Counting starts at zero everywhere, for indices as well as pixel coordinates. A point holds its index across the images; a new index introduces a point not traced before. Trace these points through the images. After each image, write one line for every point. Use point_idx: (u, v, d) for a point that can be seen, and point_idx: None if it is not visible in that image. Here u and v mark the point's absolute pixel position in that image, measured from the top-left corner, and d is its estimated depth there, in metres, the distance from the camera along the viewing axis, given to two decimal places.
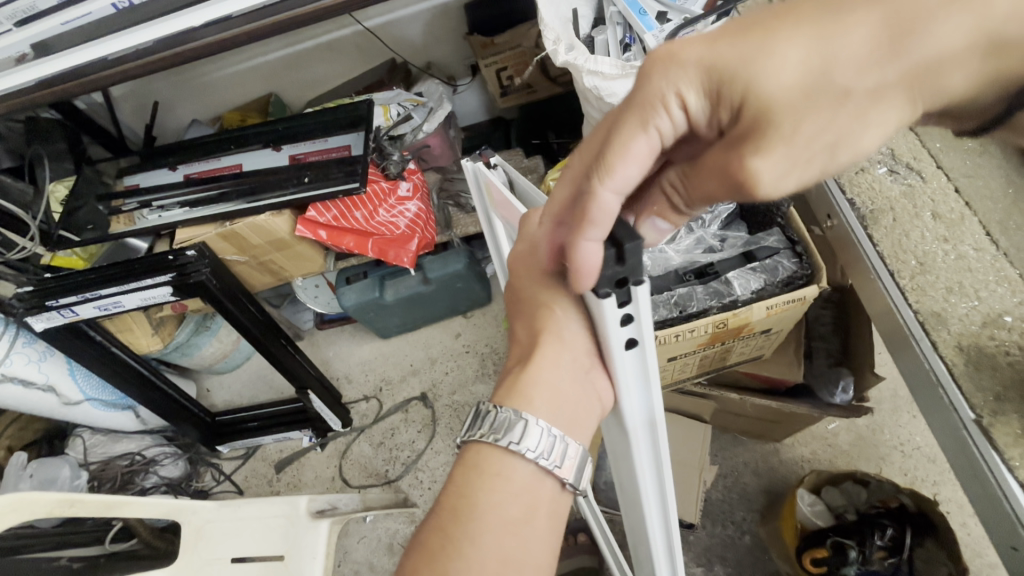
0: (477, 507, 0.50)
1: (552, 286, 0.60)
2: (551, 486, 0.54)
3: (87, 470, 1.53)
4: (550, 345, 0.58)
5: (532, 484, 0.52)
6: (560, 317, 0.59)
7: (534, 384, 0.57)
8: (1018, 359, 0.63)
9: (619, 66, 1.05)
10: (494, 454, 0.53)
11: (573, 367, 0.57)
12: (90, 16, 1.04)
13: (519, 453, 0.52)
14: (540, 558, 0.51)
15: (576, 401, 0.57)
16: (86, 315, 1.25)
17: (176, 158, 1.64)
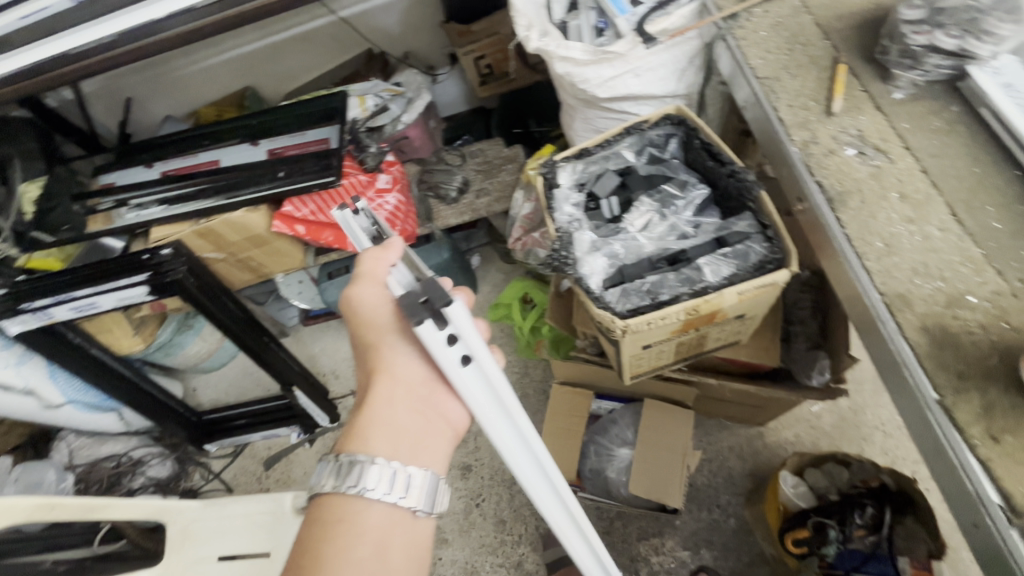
0: (327, 552, 0.55)
1: (379, 331, 0.64)
2: (401, 515, 0.59)
3: (73, 473, 1.52)
4: (385, 385, 0.62)
5: (381, 518, 0.58)
6: (390, 356, 0.63)
7: (371, 425, 0.62)
8: (980, 338, 0.64)
9: (590, 51, 1.02)
10: (340, 499, 0.58)
11: (409, 398, 0.63)
12: (47, 10, 1.00)
13: (361, 494, 0.57)
14: None
15: (419, 429, 0.63)
16: (61, 317, 1.23)
17: (151, 156, 1.61)
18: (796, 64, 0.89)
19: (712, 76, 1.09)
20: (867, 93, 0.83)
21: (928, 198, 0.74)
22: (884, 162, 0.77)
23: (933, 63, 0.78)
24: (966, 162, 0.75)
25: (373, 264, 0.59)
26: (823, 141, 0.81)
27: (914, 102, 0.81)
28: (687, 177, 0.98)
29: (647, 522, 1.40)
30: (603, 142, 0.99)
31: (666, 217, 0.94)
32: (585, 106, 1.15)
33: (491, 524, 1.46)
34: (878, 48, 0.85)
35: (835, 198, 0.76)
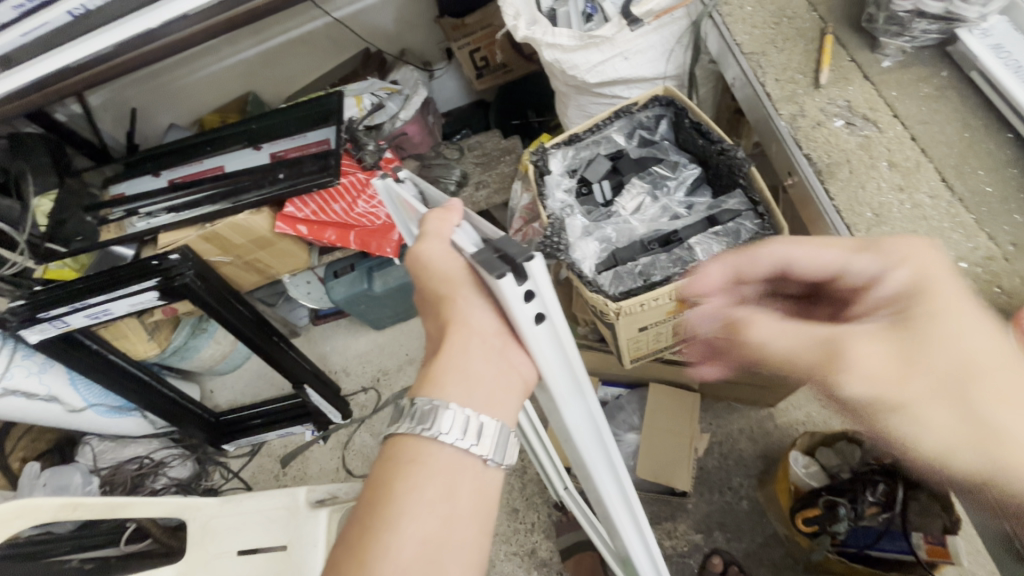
0: (396, 494, 0.51)
1: (450, 279, 0.57)
2: (474, 467, 0.53)
3: (98, 476, 1.57)
4: (457, 335, 0.55)
5: (453, 466, 0.52)
6: (463, 306, 0.56)
7: (445, 372, 0.55)
8: (972, 303, 0.64)
9: (578, 36, 1.02)
10: (413, 442, 0.53)
11: (485, 350, 0.55)
12: (46, 26, 1.00)
13: (435, 440, 0.52)
14: (469, 539, 0.51)
15: (494, 382, 0.55)
16: (78, 325, 1.26)
17: (158, 164, 1.64)
18: (783, 38, 0.88)
19: (702, 55, 1.08)
20: (855, 63, 0.83)
21: (917, 165, 0.73)
22: (873, 132, 0.77)
23: (920, 29, 0.77)
24: (957, 127, 0.75)
25: (438, 222, 0.55)
26: (810, 114, 0.80)
27: (903, 70, 0.81)
28: (677, 158, 0.98)
29: (659, 507, 1.40)
30: (593, 127, 0.99)
31: (659, 198, 0.95)
32: (577, 93, 1.15)
33: (504, 513, 1.47)
34: (866, 16, 0.84)
35: (824, 169, 0.76)
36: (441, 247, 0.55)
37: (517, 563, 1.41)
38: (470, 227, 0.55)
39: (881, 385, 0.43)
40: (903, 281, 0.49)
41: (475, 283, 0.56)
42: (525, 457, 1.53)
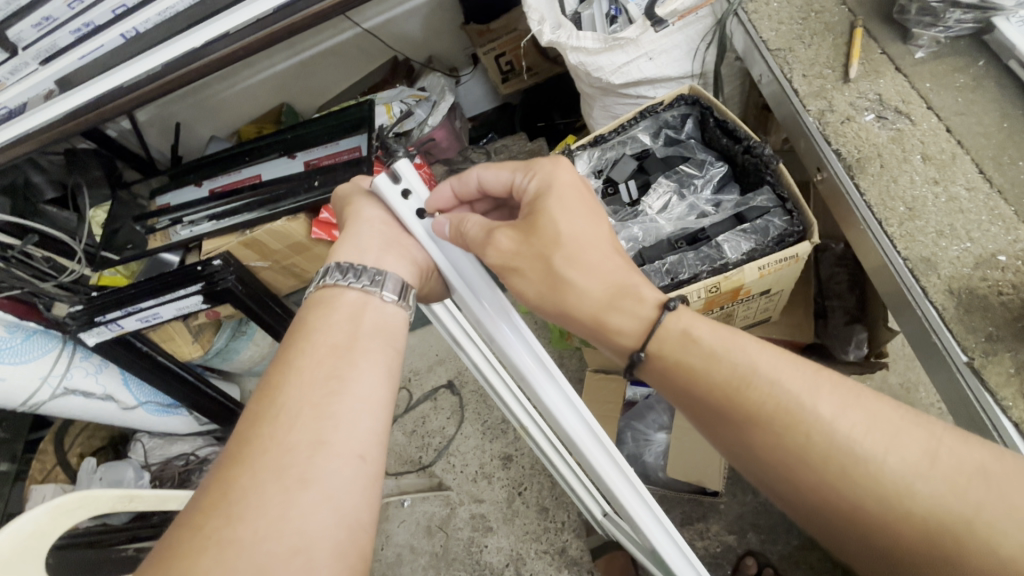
0: (307, 327, 0.61)
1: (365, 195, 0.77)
2: (374, 312, 0.64)
3: (149, 471, 1.65)
4: (351, 224, 0.73)
5: (357, 306, 0.64)
6: (356, 207, 0.75)
7: (332, 254, 0.70)
8: (1011, 297, 0.63)
9: (602, 39, 1.03)
10: (331, 290, 0.65)
11: (370, 232, 0.71)
12: (101, 49, 1.06)
13: (345, 285, 0.65)
14: (385, 361, 0.60)
15: (379, 252, 0.70)
16: (131, 327, 1.34)
17: (200, 175, 1.72)
18: (810, 32, 0.87)
19: (727, 52, 1.07)
20: (887, 55, 0.82)
21: (953, 158, 0.72)
22: (905, 125, 0.76)
23: (954, 18, 0.76)
24: (995, 118, 0.73)
25: None
26: (839, 109, 0.80)
27: (938, 60, 0.79)
28: (704, 156, 0.98)
29: (690, 507, 1.39)
30: (618, 128, 1.01)
31: (686, 197, 0.95)
32: (602, 94, 1.16)
33: (535, 512, 1.49)
34: (896, 7, 0.82)
35: (855, 164, 0.75)
36: None
37: (548, 561, 1.43)
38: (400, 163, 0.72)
39: (508, 257, 0.63)
40: (534, 188, 0.66)
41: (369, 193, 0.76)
42: None
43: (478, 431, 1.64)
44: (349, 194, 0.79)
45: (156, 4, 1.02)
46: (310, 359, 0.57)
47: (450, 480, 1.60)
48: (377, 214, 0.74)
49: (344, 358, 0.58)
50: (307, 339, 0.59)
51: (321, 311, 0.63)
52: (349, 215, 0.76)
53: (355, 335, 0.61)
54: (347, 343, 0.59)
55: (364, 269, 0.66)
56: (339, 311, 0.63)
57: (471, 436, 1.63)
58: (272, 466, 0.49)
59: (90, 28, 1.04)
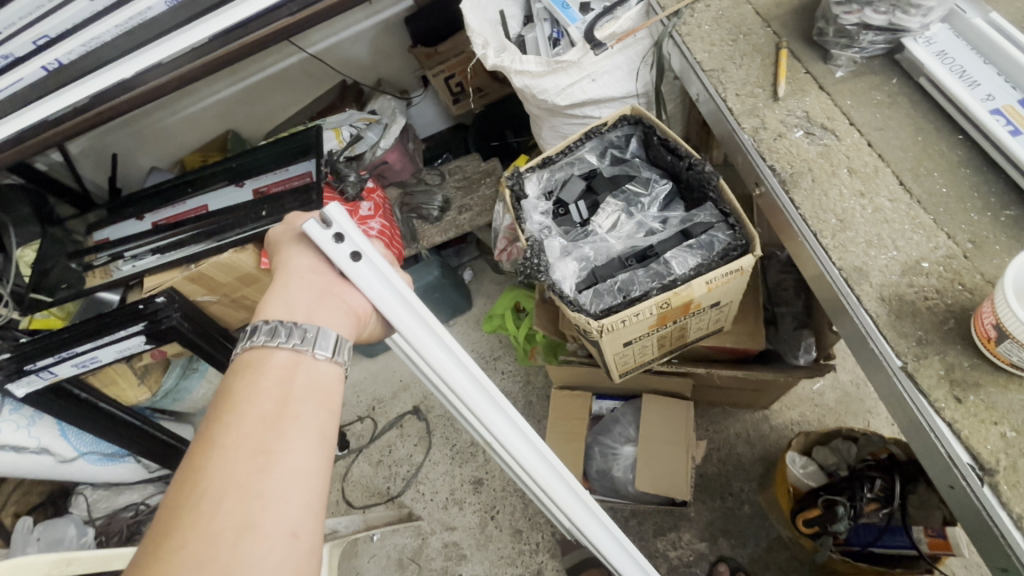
0: (233, 395, 0.56)
1: (292, 240, 0.69)
2: (307, 371, 0.59)
3: (93, 526, 1.52)
4: (279, 277, 0.66)
5: (288, 368, 0.59)
6: (285, 257, 0.68)
7: (259, 311, 0.63)
8: (937, 302, 0.67)
9: (545, 62, 1.05)
10: (257, 350, 0.59)
11: (301, 285, 0.64)
12: (21, 82, 0.97)
13: (273, 344, 0.59)
14: (318, 424, 0.56)
15: (311, 307, 0.62)
16: (66, 374, 1.20)
17: (141, 208, 1.64)
18: (740, 54, 0.91)
19: (667, 72, 1.10)
20: (811, 75, 0.86)
21: (876, 170, 0.76)
22: (831, 140, 0.80)
23: (868, 39, 0.82)
24: (910, 132, 0.78)
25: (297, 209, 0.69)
26: (771, 126, 0.83)
27: (855, 79, 0.84)
28: (648, 174, 1.00)
29: (662, 517, 1.40)
30: (565, 149, 1.02)
31: (634, 215, 0.97)
32: (550, 115, 1.17)
33: (508, 535, 1.46)
34: (816, 30, 0.88)
35: (788, 179, 0.79)
36: None
37: None
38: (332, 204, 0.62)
39: None
40: None
41: (297, 240, 0.68)
42: None
43: (447, 456, 1.60)
44: (280, 240, 0.71)
45: (79, 35, 0.93)
46: (233, 434, 0.53)
47: (420, 509, 1.55)
48: (309, 263, 0.66)
49: (273, 425, 0.54)
50: (230, 408, 0.54)
51: (246, 378, 0.57)
52: (279, 263, 0.67)
53: (283, 401, 0.56)
54: (274, 411, 0.55)
55: (296, 325, 0.60)
56: (266, 376, 0.57)
57: (440, 461, 1.58)
58: (194, 560, 0.46)
59: (9, 60, 0.95)
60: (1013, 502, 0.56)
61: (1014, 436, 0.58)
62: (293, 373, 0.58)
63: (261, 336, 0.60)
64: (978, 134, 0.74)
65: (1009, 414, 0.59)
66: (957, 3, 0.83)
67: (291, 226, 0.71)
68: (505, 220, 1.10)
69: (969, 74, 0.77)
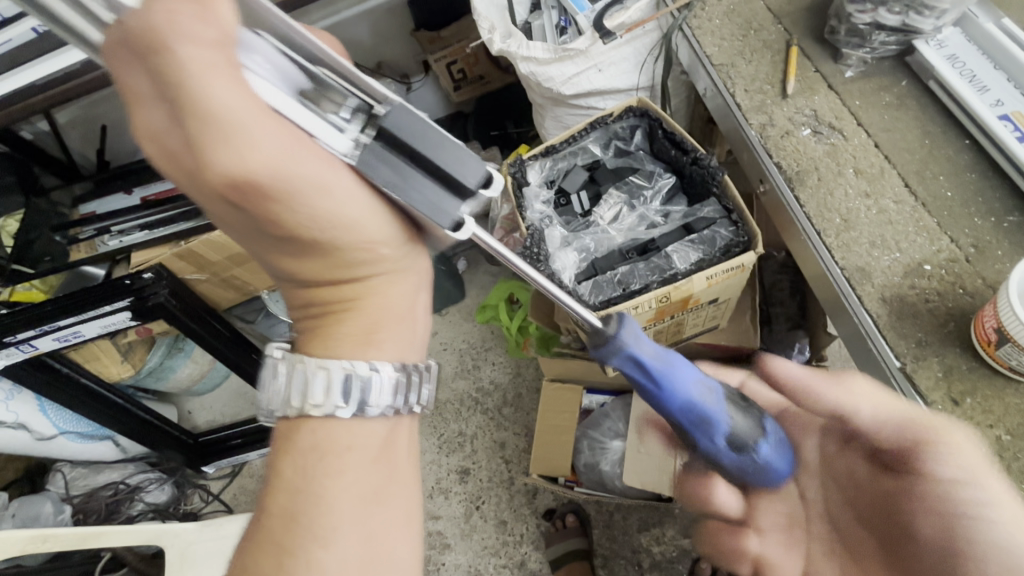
0: (325, 493, 0.48)
1: (335, 184, 0.45)
2: (403, 436, 0.55)
3: (70, 505, 1.49)
4: (373, 271, 0.52)
5: (383, 446, 0.52)
6: (351, 217, 0.47)
7: (374, 321, 0.53)
8: (937, 304, 0.68)
9: (552, 49, 1.03)
10: (343, 428, 0.50)
11: (406, 279, 0.55)
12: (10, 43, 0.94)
13: (370, 412, 0.50)
14: (411, 512, 0.52)
15: (418, 299, 0.57)
16: (47, 348, 1.17)
17: (129, 182, 1.56)
18: (750, 49, 0.90)
19: (674, 66, 1.09)
20: (820, 73, 0.86)
21: (882, 172, 0.77)
22: (839, 139, 0.80)
23: (880, 40, 0.81)
24: (917, 135, 0.78)
25: (229, 71, 0.39)
26: (779, 123, 0.83)
27: (865, 80, 0.84)
28: (652, 167, 1.00)
29: (647, 513, 1.40)
30: (569, 138, 1.01)
31: (636, 208, 0.96)
32: (553, 104, 1.15)
33: (493, 525, 1.46)
34: (828, 28, 0.87)
35: (794, 177, 0.79)
36: (280, 145, 0.41)
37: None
38: (451, 148, 0.47)
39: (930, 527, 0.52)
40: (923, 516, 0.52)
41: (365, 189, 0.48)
42: (511, 469, 1.51)
43: (434, 445, 1.58)
44: (249, 123, 0.39)
45: None
46: (335, 545, 0.47)
47: None
48: (389, 227, 0.51)
49: (380, 532, 0.49)
50: (324, 517, 0.47)
51: (333, 471, 0.49)
52: (350, 230, 0.47)
53: (383, 490, 0.50)
54: (381, 511, 0.50)
55: (409, 385, 0.53)
56: (363, 461, 0.50)
57: (427, 450, 1.56)
58: None
59: None
60: None
61: (1009, 439, 0.60)
62: (389, 451, 0.53)
63: (369, 399, 0.50)
64: (985, 139, 0.74)
65: (1004, 416, 0.61)
66: (969, 7, 0.83)
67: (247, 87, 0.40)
68: (502, 210, 1.08)
69: (979, 79, 0.77)
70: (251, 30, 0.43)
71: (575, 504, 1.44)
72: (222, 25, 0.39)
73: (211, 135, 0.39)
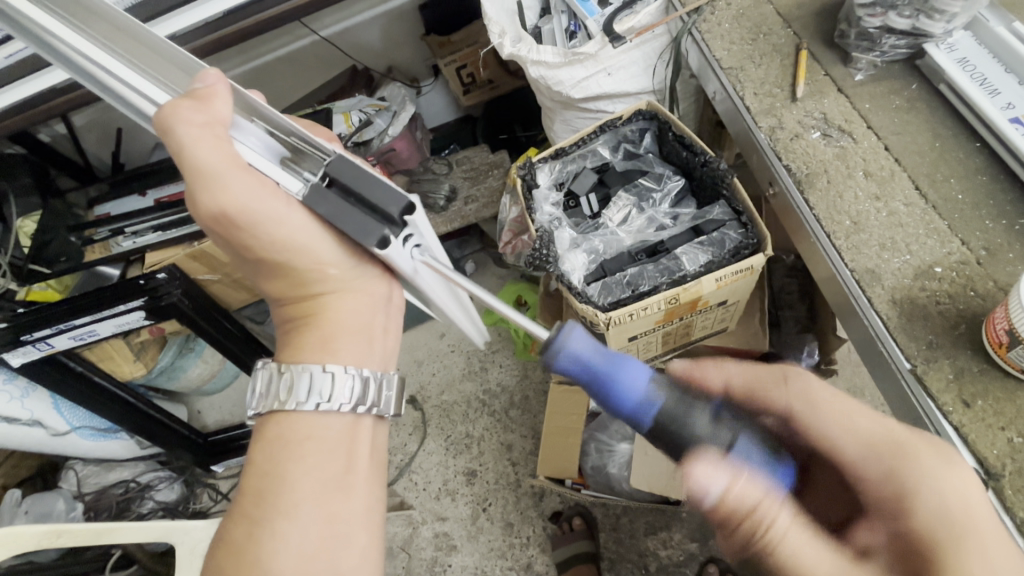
0: (285, 476, 0.50)
1: (294, 223, 0.51)
2: (366, 429, 0.55)
3: (82, 502, 1.51)
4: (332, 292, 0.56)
5: (344, 438, 0.53)
6: (307, 249, 0.52)
7: (332, 340, 0.55)
8: (948, 306, 0.68)
9: (562, 53, 1.04)
10: (303, 419, 0.53)
11: (368, 308, 0.57)
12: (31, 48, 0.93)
13: (327, 407, 0.52)
14: (371, 502, 0.53)
15: (380, 321, 0.58)
16: (62, 346, 1.19)
17: (144, 184, 1.58)
18: (759, 53, 0.91)
19: (684, 70, 1.10)
20: (830, 77, 0.86)
21: (892, 174, 0.77)
22: (848, 142, 0.80)
23: (890, 43, 0.82)
24: (928, 137, 0.78)
25: (212, 136, 0.47)
26: (788, 126, 0.84)
27: (875, 83, 0.84)
28: (662, 170, 1.01)
29: (654, 516, 1.40)
30: (579, 141, 1.01)
31: (645, 210, 0.97)
32: (562, 108, 1.16)
33: (499, 528, 1.46)
34: (838, 32, 0.88)
35: (804, 179, 0.79)
36: (247, 188, 0.49)
37: None
38: (382, 187, 0.49)
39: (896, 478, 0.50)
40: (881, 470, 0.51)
41: (323, 228, 0.53)
42: (518, 471, 1.51)
43: (442, 446, 1.59)
44: (221, 173, 0.47)
45: None
46: (292, 527, 0.49)
47: (411, 498, 1.54)
48: (343, 255, 0.55)
49: (337, 515, 0.51)
50: (285, 498, 0.50)
51: (292, 456, 0.51)
52: (307, 255, 0.53)
53: (341, 480, 0.52)
54: (336, 499, 0.51)
55: (368, 384, 0.54)
56: (322, 450, 0.52)
57: (434, 451, 1.57)
58: None
59: None
60: (1016, 506, 0.58)
61: (1021, 442, 0.60)
62: (348, 444, 0.53)
63: (324, 394, 0.52)
64: (998, 142, 0.74)
65: (1016, 419, 0.61)
66: (980, 11, 0.83)
67: (225, 147, 0.48)
68: (511, 212, 1.08)
69: (990, 82, 0.77)
70: (246, 117, 0.51)
71: (581, 507, 1.44)
72: (215, 112, 0.47)
73: (195, 183, 0.48)
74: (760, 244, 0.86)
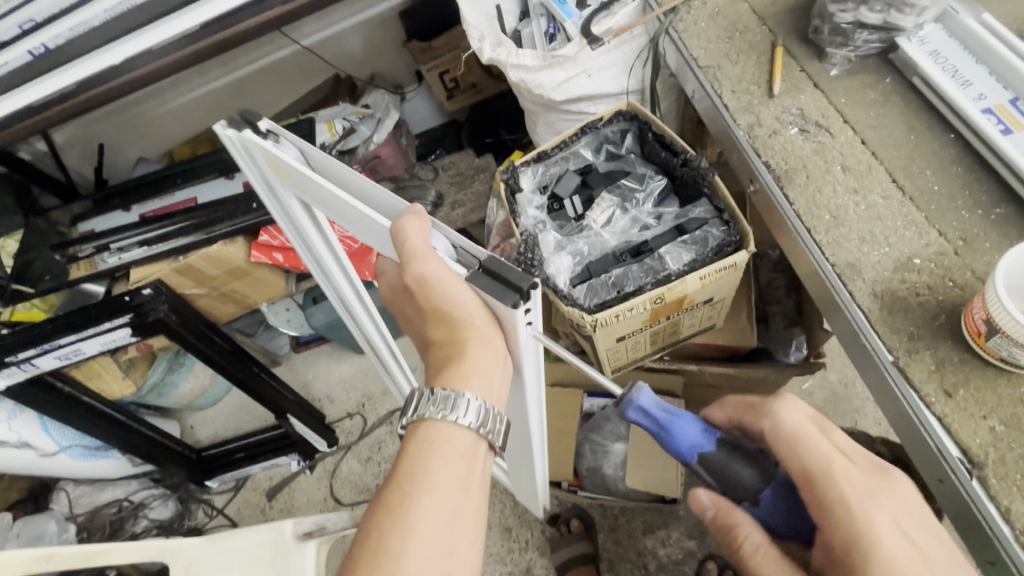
0: (425, 473, 0.52)
1: (466, 297, 0.56)
2: (484, 455, 0.56)
3: (75, 523, 1.49)
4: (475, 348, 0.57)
5: (469, 454, 0.55)
6: (468, 316, 0.57)
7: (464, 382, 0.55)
8: (928, 297, 0.68)
9: (541, 56, 1.05)
10: (442, 427, 0.54)
11: (497, 374, 0.57)
12: (4, 66, 0.91)
13: (461, 424, 0.53)
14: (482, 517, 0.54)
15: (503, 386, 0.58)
16: (48, 366, 1.16)
17: (128, 199, 1.57)
18: (736, 51, 0.91)
19: (662, 70, 1.10)
20: (805, 73, 0.87)
21: (869, 168, 0.77)
22: (826, 137, 0.81)
23: (863, 38, 0.83)
24: (903, 130, 0.79)
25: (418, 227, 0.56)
26: (766, 123, 0.84)
27: (850, 77, 0.85)
28: (644, 170, 1.01)
29: (652, 515, 1.40)
30: (560, 143, 1.02)
31: (628, 210, 0.97)
32: (545, 110, 1.16)
33: (497, 532, 1.45)
34: (811, 28, 0.89)
35: (783, 175, 0.80)
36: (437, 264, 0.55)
37: None
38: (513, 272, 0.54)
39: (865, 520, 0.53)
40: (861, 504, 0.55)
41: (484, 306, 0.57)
42: None
43: None
44: (421, 252, 0.55)
45: (68, 18, 0.88)
46: (423, 519, 0.50)
47: None
48: (488, 324, 0.58)
49: (462, 513, 0.52)
50: (421, 487, 0.51)
51: (431, 455, 0.53)
52: (465, 316, 0.57)
53: (466, 489, 0.52)
54: (460, 504, 0.52)
55: (494, 415, 0.55)
56: (456, 456, 0.54)
57: None
58: None
59: None
60: (1001, 494, 0.58)
61: (1003, 430, 0.61)
62: (472, 460, 0.55)
63: (459, 411, 0.53)
64: (971, 133, 0.75)
65: (998, 407, 0.62)
66: (950, 4, 0.84)
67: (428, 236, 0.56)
68: (497, 217, 1.08)
69: (962, 74, 0.78)
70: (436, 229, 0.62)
71: (579, 509, 1.44)
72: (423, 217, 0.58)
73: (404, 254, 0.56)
74: (743, 241, 0.86)
